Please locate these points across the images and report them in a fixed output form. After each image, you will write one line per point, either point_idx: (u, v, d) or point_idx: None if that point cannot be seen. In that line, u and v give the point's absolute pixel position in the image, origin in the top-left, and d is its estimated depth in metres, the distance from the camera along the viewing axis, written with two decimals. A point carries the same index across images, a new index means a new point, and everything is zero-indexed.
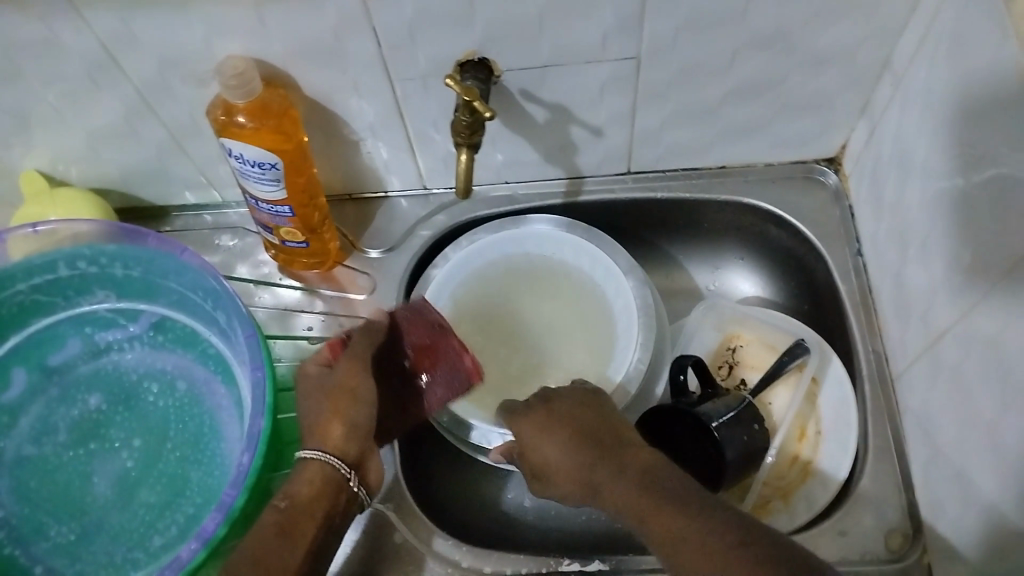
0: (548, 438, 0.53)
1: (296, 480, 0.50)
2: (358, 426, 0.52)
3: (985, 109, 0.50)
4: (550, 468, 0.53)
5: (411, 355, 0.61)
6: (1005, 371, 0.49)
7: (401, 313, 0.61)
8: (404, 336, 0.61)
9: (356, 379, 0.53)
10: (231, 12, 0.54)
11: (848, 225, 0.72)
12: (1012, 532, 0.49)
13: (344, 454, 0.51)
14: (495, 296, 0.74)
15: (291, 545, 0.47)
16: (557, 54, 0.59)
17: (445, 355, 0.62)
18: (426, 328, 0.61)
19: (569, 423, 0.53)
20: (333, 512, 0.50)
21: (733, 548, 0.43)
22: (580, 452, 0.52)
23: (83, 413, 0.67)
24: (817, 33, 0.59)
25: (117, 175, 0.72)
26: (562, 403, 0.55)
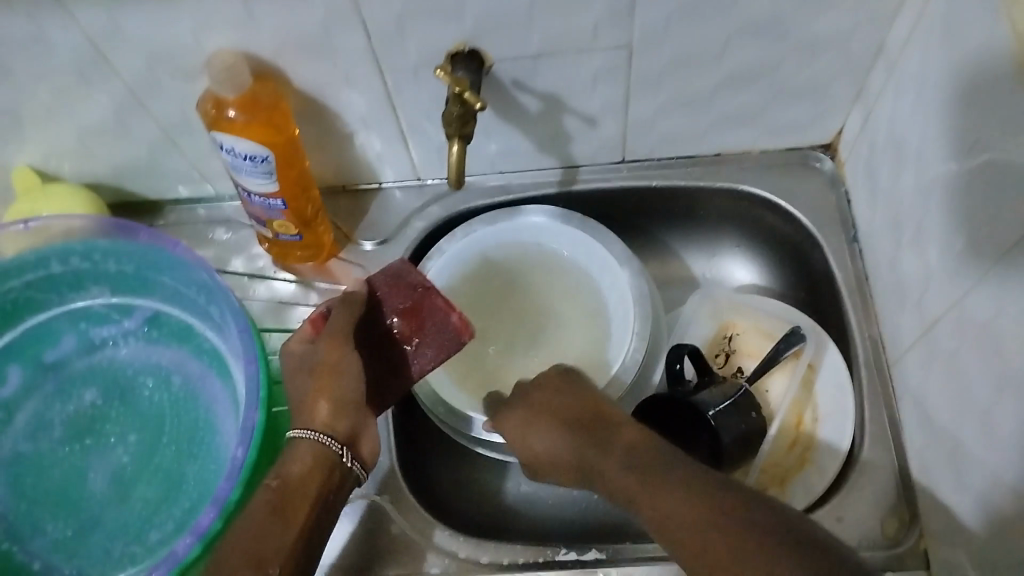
0: (534, 430, 0.54)
1: (287, 460, 0.49)
2: (347, 400, 0.51)
3: (980, 94, 0.50)
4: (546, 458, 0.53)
5: (399, 321, 0.58)
6: (1000, 359, 0.49)
7: (378, 280, 0.59)
8: (384, 303, 0.58)
9: (340, 354, 0.53)
10: (218, 5, 0.53)
11: (845, 211, 0.72)
12: (1008, 518, 0.49)
13: (334, 430, 0.51)
14: (489, 278, 0.75)
15: (284, 524, 0.47)
16: (548, 43, 0.58)
17: (430, 316, 0.58)
18: (406, 292, 0.58)
19: (556, 414, 0.54)
20: (328, 488, 0.50)
21: (722, 515, 0.42)
22: (566, 440, 0.52)
23: (78, 409, 0.68)
24: (811, 19, 0.58)
25: (109, 170, 0.72)
26: (543, 395, 0.56)
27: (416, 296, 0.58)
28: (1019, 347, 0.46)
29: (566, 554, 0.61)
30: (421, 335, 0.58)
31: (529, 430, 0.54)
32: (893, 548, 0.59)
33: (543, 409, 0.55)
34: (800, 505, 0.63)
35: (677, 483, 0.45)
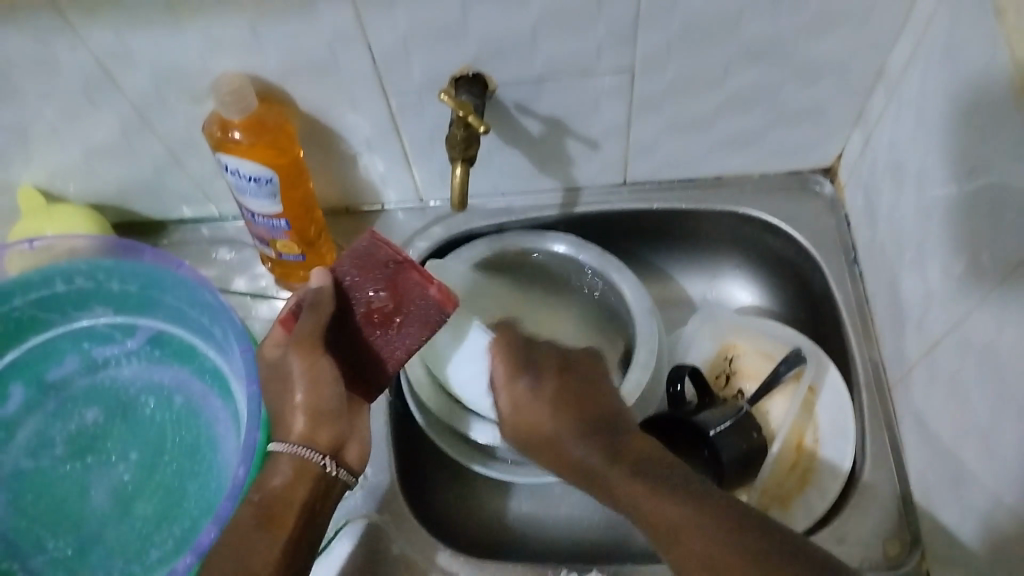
0: (550, 412, 0.53)
1: (271, 473, 0.51)
2: (325, 411, 0.52)
3: (978, 119, 0.50)
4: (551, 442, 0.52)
5: (375, 302, 0.53)
6: (1000, 382, 0.49)
7: (345, 263, 0.53)
8: (357, 288, 0.53)
9: (314, 363, 0.51)
10: (226, 29, 0.54)
11: (845, 234, 0.73)
12: (1010, 541, 0.49)
13: (313, 443, 0.51)
14: (499, 274, 0.73)
15: (269, 537, 0.48)
16: (552, 68, 0.59)
17: (409, 292, 0.52)
18: (378, 272, 0.52)
19: (578, 404, 0.53)
20: (314, 498, 0.51)
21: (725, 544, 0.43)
22: (569, 422, 0.52)
23: (80, 427, 0.68)
24: (811, 44, 0.59)
25: (114, 190, 0.73)
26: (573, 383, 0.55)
27: (389, 275, 0.52)
28: (1020, 369, 0.47)
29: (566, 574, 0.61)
30: (401, 319, 0.53)
31: (530, 407, 0.54)
32: (896, 568, 0.59)
33: (554, 383, 0.55)
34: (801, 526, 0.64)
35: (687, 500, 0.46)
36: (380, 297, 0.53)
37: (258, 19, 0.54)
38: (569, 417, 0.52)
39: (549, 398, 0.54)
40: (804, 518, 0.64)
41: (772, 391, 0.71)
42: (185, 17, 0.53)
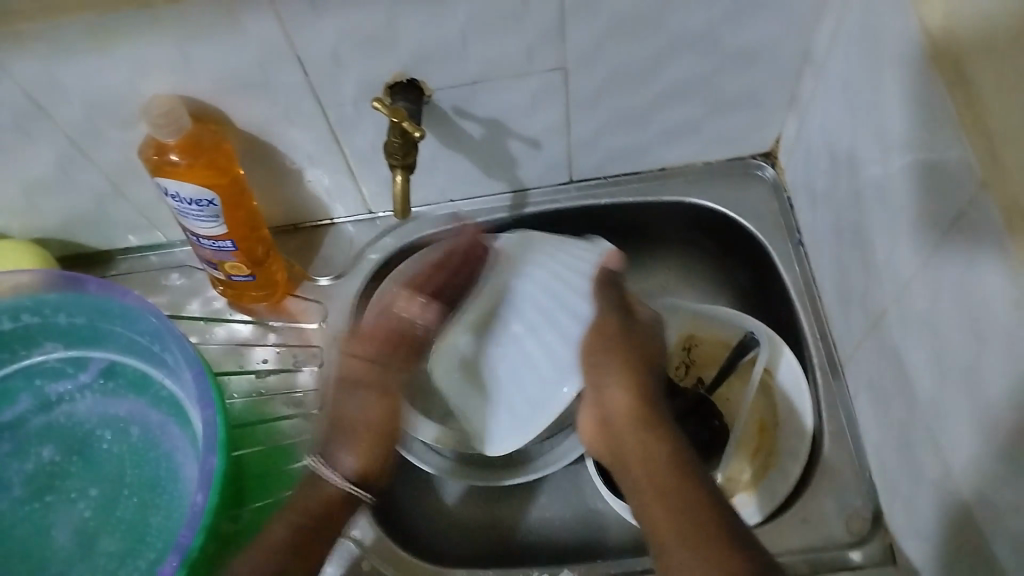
0: (608, 376, 0.59)
1: (312, 495, 0.59)
2: (361, 421, 0.62)
3: (899, 92, 0.51)
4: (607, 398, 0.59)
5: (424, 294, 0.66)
6: (941, 349, 0.50)
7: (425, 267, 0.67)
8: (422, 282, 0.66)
9: (373, 369, 0.63)
10: (154, 51, 0.54)
11: (789, 216, 0.74)
12: (962, 503, 0.50)
13: (369, 473, 0.61)
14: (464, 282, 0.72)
15: (297, 561, 0.54)
16: (485, 70, 0.60)
17: (446, 276, 0.67)
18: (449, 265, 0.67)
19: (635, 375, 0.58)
20: (325, 525, 0.57)
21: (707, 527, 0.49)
22: (626, 389, 0.58)
23: (37, 466, 0.67)
24: (738, 31, 0.60)
25: (57, 224, 0.72)
26: (637, 353, 0.59)
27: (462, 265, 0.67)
28: (956, 335, 0.48)
29: None
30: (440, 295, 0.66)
31: (634, 354, 0.59)
32: (860, 544, 0.61)
33: (621, 349, 0.59)
34: (764, 510, 0.65)
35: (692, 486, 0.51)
36: (427, 289, 0.66)
37: (184, 39, 0.53)
38: (643, 377, 0.58)
39: (618, 351, 0.59)
40: (767, 502, 0.65)
41: (729, 379, 0.74)
42: (109, 44, 0.53)
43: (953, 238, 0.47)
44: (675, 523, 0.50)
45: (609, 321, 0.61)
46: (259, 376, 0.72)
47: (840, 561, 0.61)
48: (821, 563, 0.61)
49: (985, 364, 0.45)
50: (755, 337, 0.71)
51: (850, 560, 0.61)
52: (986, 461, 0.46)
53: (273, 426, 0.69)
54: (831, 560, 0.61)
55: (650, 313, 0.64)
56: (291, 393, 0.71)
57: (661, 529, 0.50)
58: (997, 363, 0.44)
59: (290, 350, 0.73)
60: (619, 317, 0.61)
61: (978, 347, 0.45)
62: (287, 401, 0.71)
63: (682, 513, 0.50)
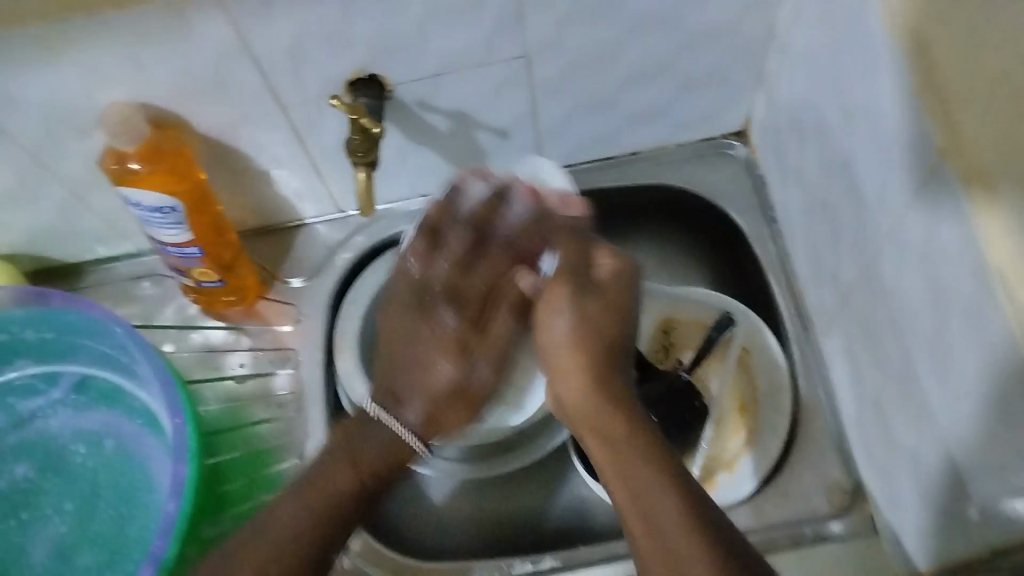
0: (572, 379, 0.54)
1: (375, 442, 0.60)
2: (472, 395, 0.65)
3: (862, 65, 0.51)
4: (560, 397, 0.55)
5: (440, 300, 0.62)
6: (911, 323, 0.50)
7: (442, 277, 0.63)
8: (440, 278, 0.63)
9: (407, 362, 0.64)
10: (106, 59, 0.53)
11: (762, 195, 0.74)
12: (937, 475, 0.51)
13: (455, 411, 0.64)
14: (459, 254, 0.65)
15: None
16: (447, 62, 0.59)
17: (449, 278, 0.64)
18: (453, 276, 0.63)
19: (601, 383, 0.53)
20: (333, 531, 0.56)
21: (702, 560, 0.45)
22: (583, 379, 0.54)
23: (10, 484, 0.67)
24: (701, 10, 0.60)
25: (21, 238, 0.70)
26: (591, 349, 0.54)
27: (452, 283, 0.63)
28: (923, 309, 0.48)
29: (522, 566, 0.63)
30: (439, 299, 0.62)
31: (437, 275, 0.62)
32: (839, 515, 0.62)
33: (587, 346, 0.54)
34: (744, 490, 0.65)
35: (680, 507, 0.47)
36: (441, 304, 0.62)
37: (137, 45, 0.52)
38: (609, 392, 0.53)
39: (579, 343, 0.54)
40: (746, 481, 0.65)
41: (708, 359, 0.73)
42: (59, 52, 0.51)
43: (916, 212, 0.47)
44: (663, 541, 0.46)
45: (563, 311, 0.55)
46: (237, 382, 0.71)
47: (820, 533, 0.62)
48: (802, 537, 0.62)
49: (950, 336, 0.45)
50: (733, 318, 0.72)
51: (830, 531, 0.61)
52: (954, 435, 0.47)
53: (250, 431, 0.69)
54: (811, 533, 0.62)
55: (618, 262, 0.57)
56: (270, 398, 0.70)
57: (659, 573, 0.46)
58: (960, 337, 0.44)
59: (266, 355, 0.72)
60: (574, 286, 0.56)
61: (942, 320, 0.46)
62: (263, 403, 0.70)
63: (668, 531, 0.47)
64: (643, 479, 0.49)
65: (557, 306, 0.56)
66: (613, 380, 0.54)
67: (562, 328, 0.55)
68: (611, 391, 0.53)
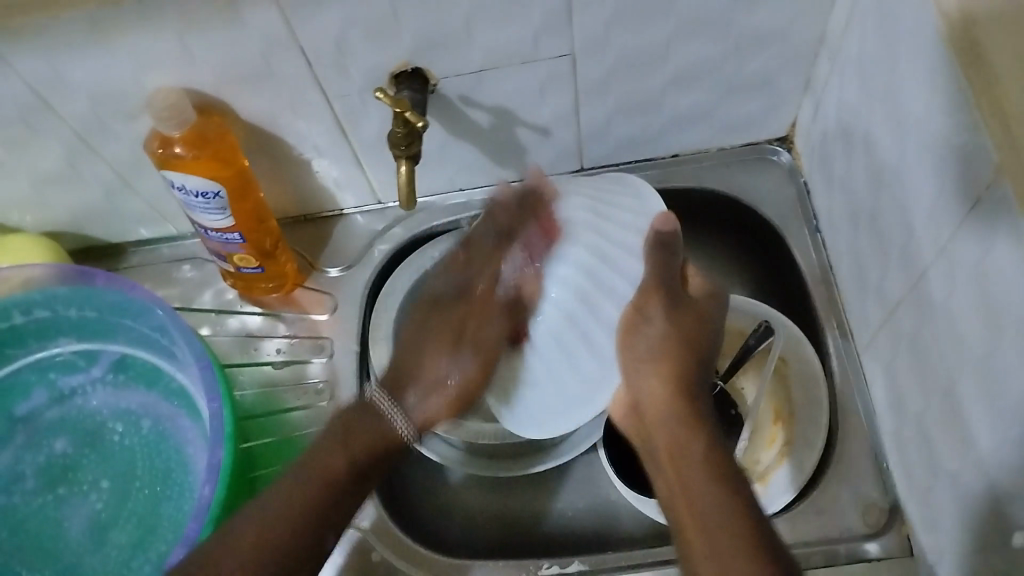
0: (644, 374, 0.54)
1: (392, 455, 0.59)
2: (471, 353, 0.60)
3: (916, 75, 0.50)
4: (639, 397, 0.54)
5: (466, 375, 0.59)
6: (958, 340, 0.49)
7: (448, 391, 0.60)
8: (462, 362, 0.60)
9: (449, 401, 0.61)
10: (155, 44, 0.53)
11: (806, 203, 0.72)
12: (980, 501, 0.49)
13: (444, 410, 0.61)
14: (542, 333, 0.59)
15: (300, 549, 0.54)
16: (491, 58, 0.59)
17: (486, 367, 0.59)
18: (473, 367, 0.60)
19: (671, 369, 0.53)
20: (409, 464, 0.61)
21: (730, 524, 0.46)
22: (659, 386, 0.53)
23: (49, 458, 0.68)
24: (751, 13, 0.59)
25: (67, 218, 0.71)
26: (660, 340, 0.54)
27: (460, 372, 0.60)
28: (972, 328, 0.47)
29: (548, 568, 0.63)
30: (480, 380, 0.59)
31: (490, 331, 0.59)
32: (876, 536, 0.60)
33: (663, 336, 0.54)
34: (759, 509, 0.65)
35: (712, 475, 0.49)
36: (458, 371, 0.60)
37: (185, 31, 0.53)
38: (688, 411, 0.53)
39: (662, 349, 0.54)
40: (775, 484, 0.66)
41: (745, 367, 0.73)
42: (110, 36, 0.52)
43: (969, 228, 0.46)
44: (697, 510, 0.48)
45: (655, 320, 0.55)
46: (274, 368, 0.72)
47: (854, 552, 0.60)
48: (835, 555, 0.60)
49: (1000, 355, 0.44)
50: (771, 327, 0.71)
51: (866, 551, 0.60)
52: (1000, 459, 0.46)
53: (285, 417, 0.69)
54: (846, 552, 0.60)
55: (708, 287, 0.58)
56: (304, 384, 0.71)
57: (690, 518, 0.48)
58: (1012, 355, 0.43)
59: (302, 341, 0.72)
60: (669, 301, 0.55)
61: (992, 338, 0.45)
62: (297, 389, 0.70)
63: (721, 532, 0.46)
64: (695, 459, 0.50)
65: (650, 310, 0.55)
66: (690, 393, 0.53)
67: (657, 328, 0.55)
68: (687, 407, 0.53)
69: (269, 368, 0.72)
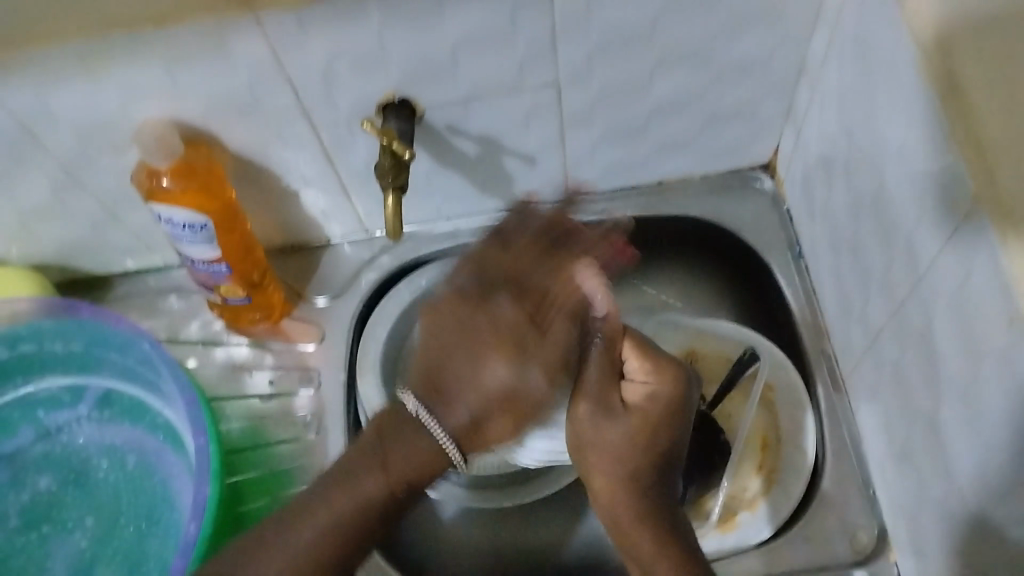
0: (598, 433, 0.56)
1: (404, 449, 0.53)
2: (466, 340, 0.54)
3: (893, 104, 0.51)
4: (590, 452, 0.57)
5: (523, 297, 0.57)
6: (938, 363, 0.49)
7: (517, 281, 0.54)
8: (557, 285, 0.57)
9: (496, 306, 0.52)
10: (141, 76, 0.54)
11: (789, 230, 0.74)
12: (966, 523, 0.49)
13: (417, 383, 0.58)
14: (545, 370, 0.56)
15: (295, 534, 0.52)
16: (477, 89, 0.59)
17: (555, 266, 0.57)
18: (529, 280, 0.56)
19: (623, 452, 0.56)
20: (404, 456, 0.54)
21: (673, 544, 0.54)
22: (611, 456, 0.56)
23: (32, 497, 0.68)
24: (732, 43, 0.60)
25: (52, 250, 0.71)
26: (608, 427, 0.56)
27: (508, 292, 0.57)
28: (954, 354, 0.47)
29: None
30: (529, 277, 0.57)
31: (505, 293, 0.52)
32: (863, 563, 0.60)
33: (628, 423, 0.56)
34: (748, 539, 0.65)
35: (657, 524, 0.54)
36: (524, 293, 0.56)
37: (174, 64, 0.53)
38: (637, 475, 0.56)
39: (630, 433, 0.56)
40: (737, 537, 0.65)
41: (730, 394, 0.72)
42: (99, 71, 0.53)
43: (949, 256, 0.46)
44: (655, 544, 0.54)
45: (605, 417, 0.56)
46: (263, 402, 0.71)
47: None
48: None
49: (980, 378, 0.44)
50: (756, 352, 0.71)
51: None
52: (985, 482, 0.46)
53: (271, 451, 0.69)
54: None
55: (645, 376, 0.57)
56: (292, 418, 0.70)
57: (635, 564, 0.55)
58: (993, 378, 0.43)
59: (287, 371, 0.72)
60: (609, 402, 0.56)
61: (973, 363, 0.45)
62: (284, 424, 0.70)
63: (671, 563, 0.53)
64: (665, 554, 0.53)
65: (612, 402, 0.57)
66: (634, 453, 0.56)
67: (617, 416, 0.56)
68: (640, 465, 0.56)
69: (256, 401, 0.71)
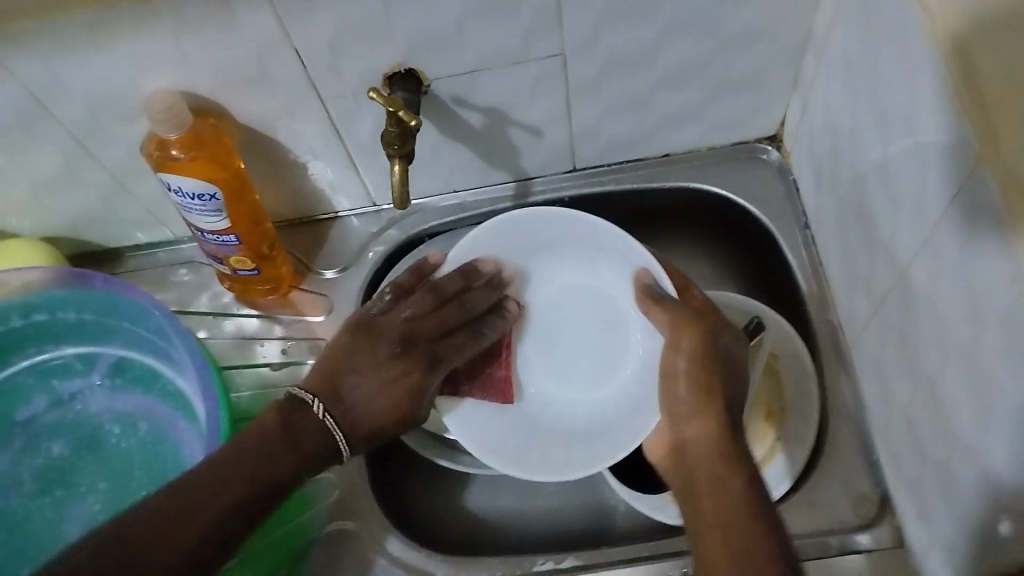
0: (686, 419, 0.57)
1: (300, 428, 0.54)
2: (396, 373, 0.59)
3: (898, 73, 0.51)
4: (688, 441, 0.56)
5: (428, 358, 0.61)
6: (942, 329, 0.50)
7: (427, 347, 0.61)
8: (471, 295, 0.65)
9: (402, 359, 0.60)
10: (150, 47, 0.54)
11: (795, 199, 0.73)
12: (967, 487, 0.50)
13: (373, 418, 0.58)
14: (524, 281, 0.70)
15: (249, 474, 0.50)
16: (483, 59, 0.60)
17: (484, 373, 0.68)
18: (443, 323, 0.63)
19: (708, 421, 0.55)
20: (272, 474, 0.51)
21: (745, 509, 0.49)
22: (702, 427, 0.55)
23: (47, 462, 0.69)
24: (738, 12, 0.60)
25: (65, 222, 0.72)
26: (692, 423, 0.56)
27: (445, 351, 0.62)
28: (956, 320, 0.47)
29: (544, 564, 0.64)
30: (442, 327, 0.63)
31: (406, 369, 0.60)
32: (867, 528, 0.61)
33: (706, 396, 0.56)
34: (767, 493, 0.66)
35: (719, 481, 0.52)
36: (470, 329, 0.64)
37: (181, 34, 0.53)
38: (728, 445, 0.54)
39: (701, 388, 0.56)
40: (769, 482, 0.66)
41: None
42: (107, 42, 0.53)
43: (951, 222, 0.47)
44: (717, 520, 0.50)
45: (681, 364, 0.58)
46: (271, 370, 0.71)
47: (846, 544, 0.61)
48: (827, 547, 0.61)
49: (981, 341, 0.45)
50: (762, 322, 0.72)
51: (857, 543, 0.61)
52: (988, 448, 0.46)
53: None
54: (838, 544, 0.61)
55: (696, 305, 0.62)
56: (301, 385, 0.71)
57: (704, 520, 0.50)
58: (996, 340, 0.43)
59: (295, 341, 0.73)
60: (700, 352, 0.57)
61: (976, 328, 0.45)
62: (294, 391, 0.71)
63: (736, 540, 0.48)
64: (734, 503, 0.50)
65: (679, 353, 0.58)
66: (746, 477, 0.52)
67: (683, 385, 0.57)
68: (730, 446, 0.54)
69: (265, 369, 0.72)
